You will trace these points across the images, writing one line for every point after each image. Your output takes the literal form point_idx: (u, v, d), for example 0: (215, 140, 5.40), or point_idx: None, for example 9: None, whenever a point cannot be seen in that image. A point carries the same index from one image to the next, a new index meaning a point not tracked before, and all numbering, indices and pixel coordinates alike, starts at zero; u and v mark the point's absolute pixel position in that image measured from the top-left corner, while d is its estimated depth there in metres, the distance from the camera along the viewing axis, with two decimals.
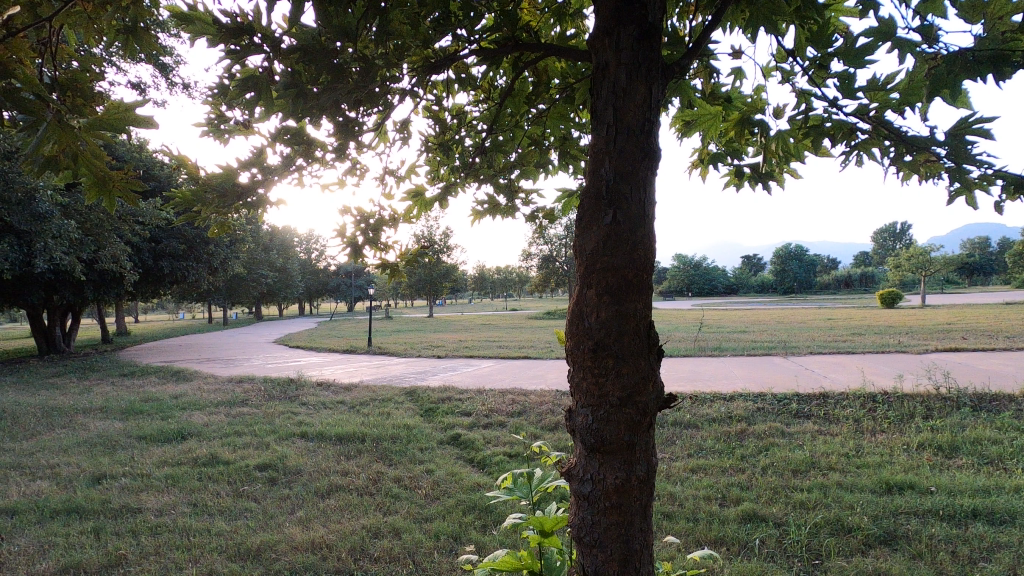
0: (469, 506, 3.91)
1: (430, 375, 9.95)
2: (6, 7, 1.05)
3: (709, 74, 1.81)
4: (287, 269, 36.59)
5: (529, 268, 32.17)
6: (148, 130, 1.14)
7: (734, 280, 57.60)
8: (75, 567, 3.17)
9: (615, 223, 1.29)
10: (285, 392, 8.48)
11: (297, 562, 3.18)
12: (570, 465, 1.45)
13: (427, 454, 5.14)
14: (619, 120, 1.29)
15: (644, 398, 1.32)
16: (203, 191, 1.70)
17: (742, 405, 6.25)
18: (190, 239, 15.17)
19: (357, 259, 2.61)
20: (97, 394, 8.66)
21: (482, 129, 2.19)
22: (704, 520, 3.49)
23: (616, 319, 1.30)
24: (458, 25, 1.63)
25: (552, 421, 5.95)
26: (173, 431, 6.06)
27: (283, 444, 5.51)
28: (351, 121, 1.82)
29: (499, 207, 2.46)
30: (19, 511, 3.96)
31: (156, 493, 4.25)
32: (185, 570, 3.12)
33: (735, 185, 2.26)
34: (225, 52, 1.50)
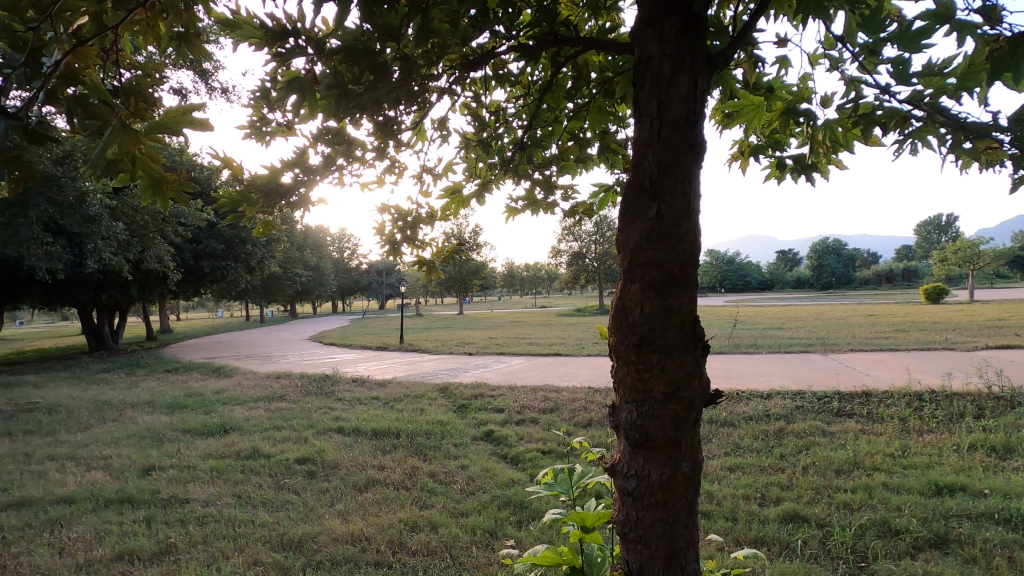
0: (504, 502, 3.93)
1: (461, 372, 10.02)
2: (78, 18, 1.11)
3: (753, 63, 1.76)
4: (320, 267, 37.31)
5: (558, 264, 32.06)
6: (203, 132, 1.19)
7: (769, 275, 56.27)
8: (129, 554, 3.32)
9: (660, 217, 1.28)
10: (321, 387, 8.67)
11: (337, 553, 3.25)
12: (614, 461, 1.44)
13: (461, 450, 5.19)
14: (662, 112, 1.28)
15: (690, 393, 1.30)
16: (248, 193, 1.75)
17: (780, 403, 6.11)
18: (229, 239, 15.63)
19: (394, 256, 2.64)
20: (144, 389, 9.02)
21: (519, 126, 2.19)
22: (744, 519, 3.43)
23: (660, 314, 1.29)
24: (497, 22, 1.64)
25: (585, 419, 5.92)
26: (216, 425, 6.26)
27: (321, 439, 5.64)
28: (391, 121, 1.85)
29: (536, 203, 2.46)
30: (76, 500, 4.16)
31: (203, 484, 4.41)
32: (232, 559, 3.23)
33: (777, 177, 2.20)
34: (271, 54, 1.54)
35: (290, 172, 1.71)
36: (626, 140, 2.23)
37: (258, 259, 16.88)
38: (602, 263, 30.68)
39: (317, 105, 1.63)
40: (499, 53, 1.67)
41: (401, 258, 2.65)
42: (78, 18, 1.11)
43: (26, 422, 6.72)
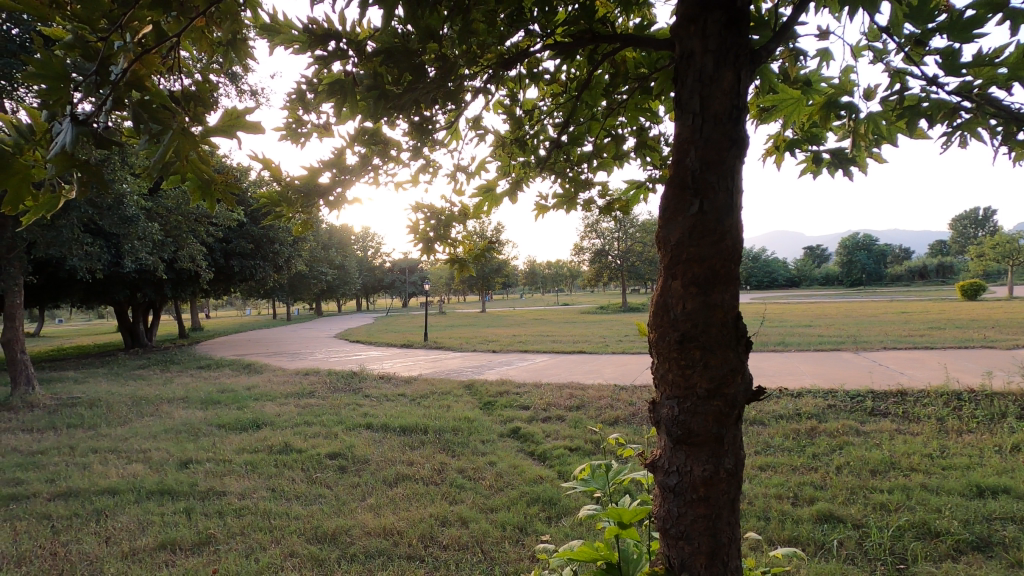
0: (533, 498, 3.95)
1: (486, 369, 10.07)
2: (142, 28, 1.16)
3: (791, 57, 1.74)
4: (345, 265, 37.87)
5: (581, 262, 31.89)
6: (257, 135, 1.23)
7: (796, 272, 55.17)
8: (171, 543, 3.43)
9: (702, 214, 1.28)
10: (349, 384, 8.82)
11: (370, 546, 3.31)
12: (654, 457, 1.44)
13: (488, 446, 5.23)
14: (705, 108, 1.27)
15: (732, 390, 1.29)
16: (288, 192, 1.79)
17: (811, 402, 6.00)
18: (257, 239, 15.96)
19: (427, 254, 2.67)
20: (179, 385, 9.28)
21: (553, 123, 2.20)
22: (777, 518, 3.39)
23: (702, 311, 1.28)
24: (532, 21, 1.65)
25: (611, 416, 5.91)
26: (248, 421, 6.41)
27: (351, 434, 5.74)
28: (426, 121, 1.89)
29: (568, 200, 2.47)
30: (119, 491, 4.31)
31: (238, 477, 4.53)
32: (269, 550, 3.31)
33: (812, 171, 2.17)
34: (314, 57, 1.57)
35: (329, 173, 1.75)
36: (660, 136, 2.22)
37: (286, 258, 17.20)
38: (624, 260, 30.46)
39: (356, 106, 1.66)
40: (534, 52, 1.68)
41: (434, 255, 2.68)
42: (142, 27, 1.16)
43: (69, 417, 6.98)
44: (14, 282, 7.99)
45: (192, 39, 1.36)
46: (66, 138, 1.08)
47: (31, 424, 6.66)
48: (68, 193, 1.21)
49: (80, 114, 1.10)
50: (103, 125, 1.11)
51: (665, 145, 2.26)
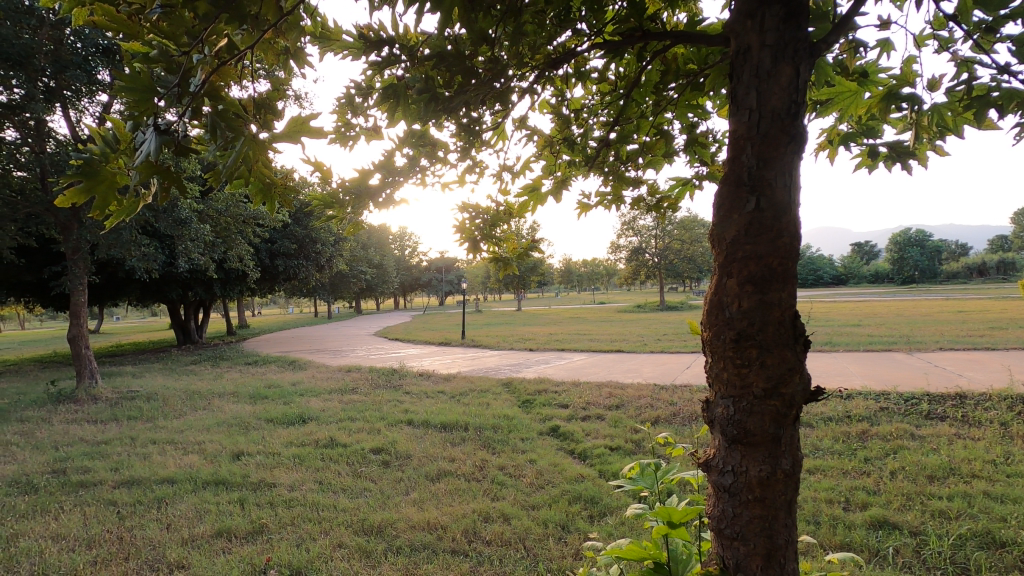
0: (574, 497, 3.95)
1: (523, 368, 10.10)
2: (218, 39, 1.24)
3: (848, 49, 1.70)
4: (383, 264, 38.54)
5: (617, 260, 31.55)
6: (319, 139, 1.30)
7: (843, 270, 53.13)
8: (227, 531, 3.59)
9: (758, 211, 1.26)
10: (389, 381, 8.99)
11: (415, 540, 3.38)
12: (708, 457, 1.44)
13: (528, 444, 5.25)
14: (762, 104, 1.26)
15: (790, 390, 1.27)
16: (340, 195, 1.83)
17: (862, 404, 5.79)
18: (301, 239, 16.43)
19: (472, 253, 2.71)
20: (228, 380, 9.65)
21: (599, 120, 2.20)
22: (828, 523, 3.30)
23: (759, 309, 1.27)
24: (580, 20, 1.65)
25: (652, 416, 5.84)
26: (295, 415, 6.62)
27: (393, 430, 5.86)
28: (474, 122, 1.92)
29: (613, 197, 2.45)
30: (177, 480, 4.53)
31: (287, 470, 4.69)
32: (319, 540, 3.42)
33: (867, 166, 2.10)
34: (368, 62, 1.62)
35: (379, 174, 1.79)
36: (709, 132, 2.19)
37: (327, 258, 17.66)
38: (662, 258, 29.92)
39: (407, 110, 1.70)
40: (581, 51, 1.68)
41: (478, 254, 2.71)
42: (218, 40, 1.23)
43: (129, 409, 7.36)
44: (78, 282, 8.40)
45: (258, 50, 1.42)
46: (149, 146, 1.15)
47: (95, 415, 7.06)
48: (148, 198, 1.29)
49: (161, 124, 1.18)
50: (182, 133, 1.19)
51: (713, 141, 2.23)
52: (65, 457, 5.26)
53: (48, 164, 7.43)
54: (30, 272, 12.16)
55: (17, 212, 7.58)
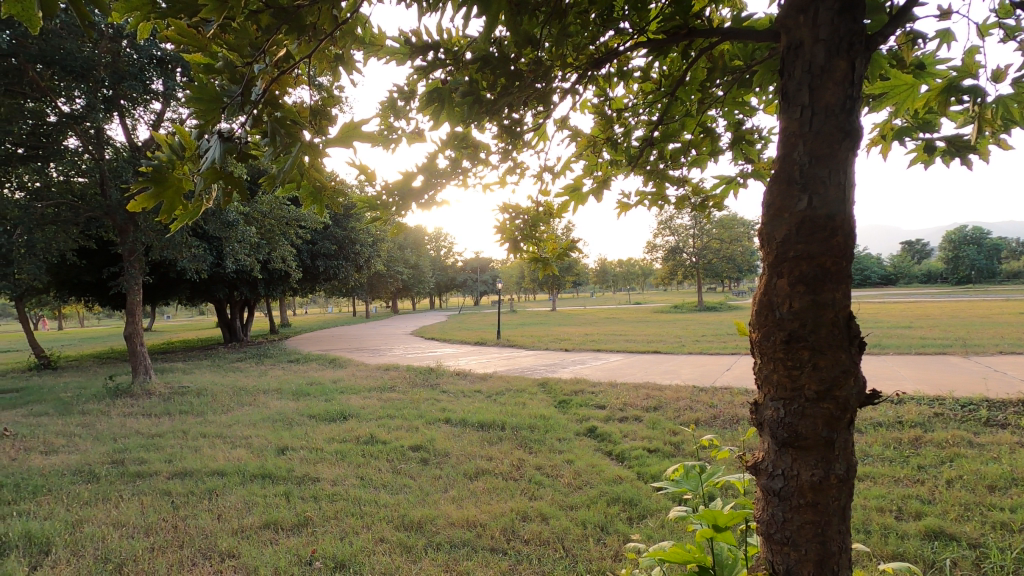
0: (612, 498, 3.93)
1: (559, 368, 10.08)
2: (276, 50, 1.30)
3: (904, 40, 1.63)
4: (419, 265, 39.08)
5: (653, 260, 31.12)
6: (369, 142, 1.35)
7: (893, 270, 50.99)
8: (274, 523, 3.71)
9: (811, 209, 1.23)
10: (427, 380, 9.12)
11: (455, 536, 3.42)
12: (757, 460, 1.41)
13: (565, 444, 5.24)
14: (814, 99, 1.23)
15: (844, 393, 1.23)
16: (384, 198, 1.84)
17: (915, 409, 5.55)
18: (340, 240, 16.81)
19: (512, 253, 2.72)
20: (273, 377, 9.98)
21: (643, 118, 2.19)
22: (879, 533, 3.18)
23: (811, 310, 1.24)
24: (623, 20, 1.65)
25: (691, 419, 5.75)
26: (336, 412, 6.79)
27: (430, 428, 5.95)
28: (516, 123, 1.94)
29: (655, 196, 2.43)
30: (227, 473, 4.71)
31: (330, 465, 4.82)
32: (361, 534, 3.50)
33: (923, 161, 2.02)
34: (414, 67, 1.65)
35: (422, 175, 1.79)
36: (754, 128, 2.15)
37: (366, 258, 18.02)
38: (701, 258, 29.29)
39: (451, 112, 1.74)
40: (623, 50, 1.68)
41: (518, 254, 2.72)
42: (278, 49, 1.29)
43: (181, 404, 7.70)
44: (134, 281, 8.79)
45: (312, 59, 1.47)
46: (214, 153, 1.22)
47: (149, 409, 7.40)
48: (210, 202, 1.36)
49: (223, 132, 1.25)
50: (243, 140, 1.25)
51: (759, 138, 2.19)
52: (124, 448, 5.54)
53: (108, 171, 7.87)
54: (90, 272, 12.84)
55: (80, 216, 8.04)
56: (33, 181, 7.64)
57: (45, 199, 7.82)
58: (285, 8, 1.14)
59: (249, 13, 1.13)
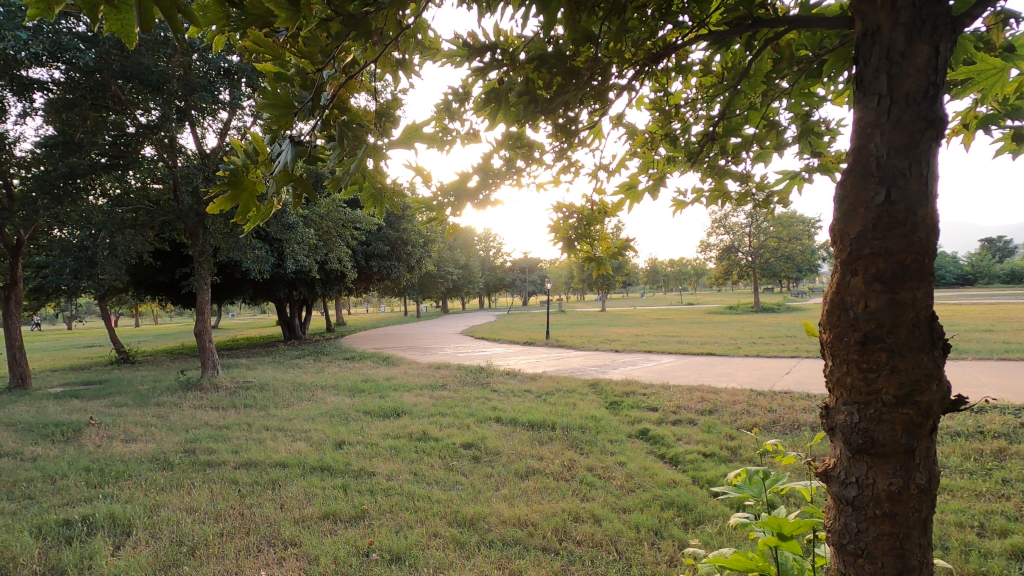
0: (666, 502, 3.85)
1: (609, 369, 9.96)
2: (344, 56, 1.35)
3: (996, 23, 1.51)
4: (469, 265, 39.54)
5: (707, 259, 30.29)
6: (426, 142, 1.38)
7: (970, 269, 47.63)
8: (332, 514, 3.84)
9: (889, 203, 1.17)
10: (477, 378, 9.22)
11: (507, 535, 3.44)
12: (828, 466, 1.35)
13: (617, 446, 5.17)
14: (894, 87, 1.16)
15: (926, 398, 1.16)
16: (442, 199, 1.84)
17: (998, 419, 5.16)
18: (393, 241, 17.22)
19: (566, 253, 2.72)
20: (330, 374, 10.34)
21: (702, 112, 2.14)
22: (959, 550, 2.97)
23: (890, 310, 1.17)
24: (683, 13, 1.61)
25: (749, 424, 5.56)
26: (390, 409, 6.97)
27: (482, 427, 6.00)
28: (571, 122, 1.93)
29: (713, 193, 2.37)
30: (288, 464, 4.91)
31: (385, 460, 4.94)
32: (415, 529, 3.57)
33: (1011, 151, 1.88)
34: (470, 68, 1.66)
35: (477, 176, 1.79)
36: (821, 119, 2.06)
37: (417, 259, 18.38)
38: (757, 258, 28.26)
39: (507, 112, 1.75)
40: (682, 44, 1.64)
41: (572, 254, 2.71)
42: (347, 54, 1.34)
43: (245, 398, 8.10)
44: (203, 281, 9.29)
45: (376, 65, 1.52)
46: (287, 157, 1.28)
47: (218, 402, 7.83)
48: (280, 203, 1.42)
49: (295, 137, 1.31)
50: (311, 145, 1.31)
51: (827, 130, 2.09)
52: (195, 439, 5.88)
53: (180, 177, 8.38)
54: (164, 272, 13.69)
55: (155, 219, 8.74)
56: (114, 188, 8.25)
57: (125, 204, 8.47)
58: (354, 15, 1.18)
59: (321, 23, 1.18)
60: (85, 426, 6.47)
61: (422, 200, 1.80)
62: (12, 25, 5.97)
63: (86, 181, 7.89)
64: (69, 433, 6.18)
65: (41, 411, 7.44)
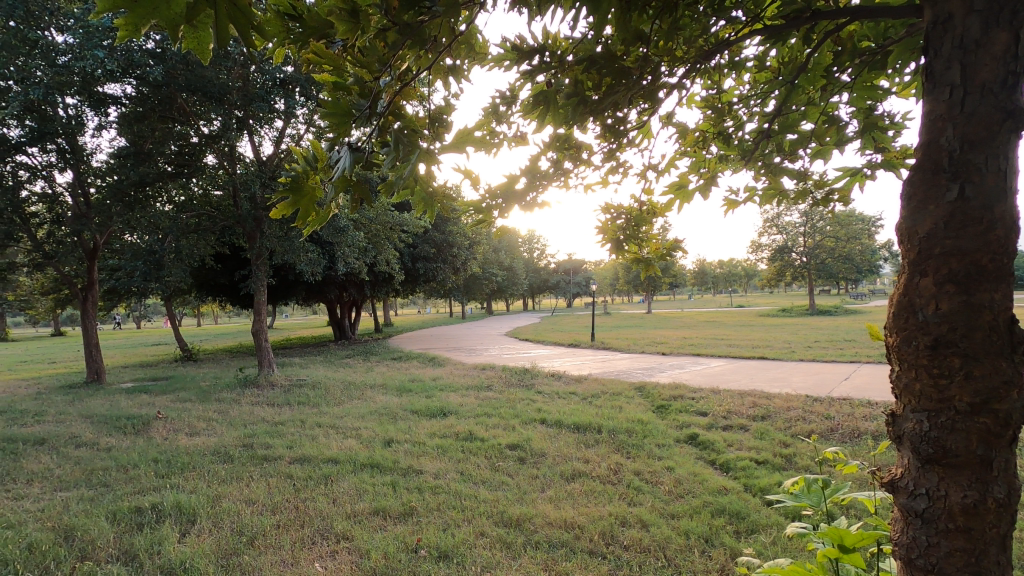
0: (717, 509, 3.75)
1: (657, 372, 9.79)
2: (399, 64, 1.39)
3: None
4: (513, 267, 39.68)
5: (758, 259, 29.32)
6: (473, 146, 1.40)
7: None
8: (383, 510, 3.93)
9: (963, 200, 1.11)
10: (522, 380, 9.24)
11: (553, 536, 3.43)
12: (893, 476, 1.29)
13: (665, 450, 5.07)
14: (967, 78, 1.11)
15: (1006, 407, 1.09)
16: (492, 200, 1.86)
17: None
18: (439, 243, 17.49)
19: (613, 254, 2.69)
20: (378, 373, 10.59)
21: (757, 105, 2.08)
22: None
23: (964, 312, 1.11)
24: (736, 8, 1.57)
25: (805, 431, 5.34)
26: (436, 408, 7.09)
27: (527, 428, 6.01)
28: (620, 121, 1.91)
29: (766, 191, 2.29)
30: (339, 460, 5.07)
31: (432, 459, 5.02)
32: (463, 527, 3.62)
33: None
34: (520, 71, 1.67)
35: (525, 178, 1.80)
36: (885, 112, 1.97)
37: (462, 261, 18.59)
38: (812, 258, 27.14)
39: (556, 114, 1.75)
40: (735, 41, 1.60)
41: (619, 255, 2.68)
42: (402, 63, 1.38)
43: (298, 395, 8.41)
44: (260, 283, 9.69)
45: (428, 72, 1.55)
46: (344, 162, 1.34)
47: (273, 399, 8.15)
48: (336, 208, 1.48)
49: (352, 143, 1.36)
50: (368, 151, 1.35)
51: (892, 124, 2.00)
52: (252, 434, 6.14)
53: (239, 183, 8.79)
54: (223, 274, 14.39)
55: (217, 224, 9.18)
56: (179, 195, 8.80)
57: (189, 210, 8.94)
58: (410, 24, 1.21)
59: (378, 32, 1.22)
60: (153, 419, 6.87)
61: (470, 202, 1.83)
62: (91, 45, 6.38)
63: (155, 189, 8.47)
64: (139, 425, 6.57)
65: (114, 405, 7.96)
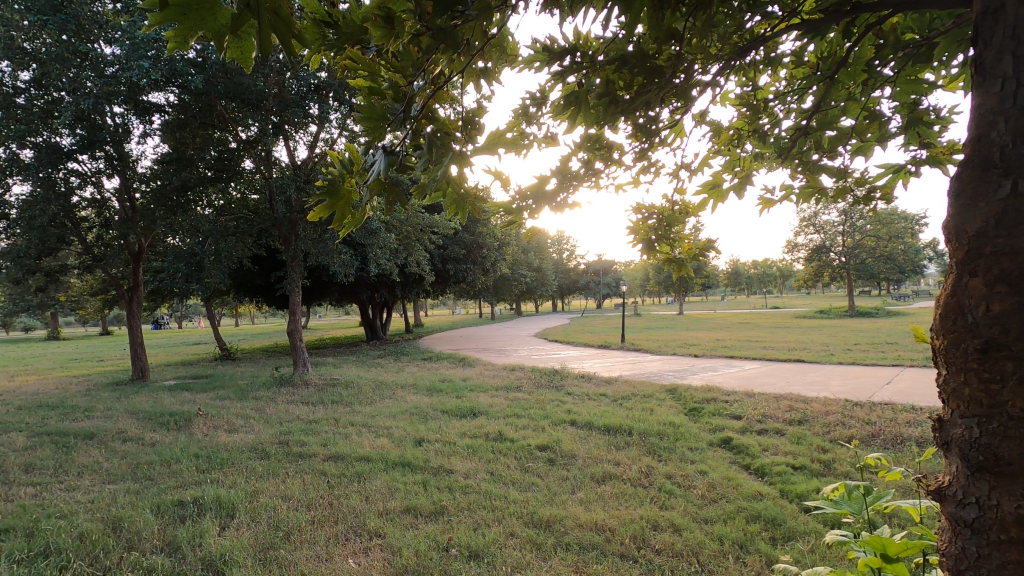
0: (752, 515, 3.66)
1: (689, 374, 9.63)
2: (431, 68, 1.40)
3: None
4: (543, 269, 39.55)
5: (795, 259, 28.53)
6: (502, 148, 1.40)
7: None
8: (414, 509, 3.98)
9: (1016, 197, 1.06)
10: (552, 381, 9.22)
11: (584, 539, 3.42)
12: (942, 484, 1.25)
13: (698, 454, 4.99)
14: (1020, 69, 1.06)
15: None
16: (522, 201, 1.87)
17: None
18: (468, 244, 17.60)
19: (645, 254, 2.67)
20: (409, 373, 10.71)
21: (794, 101, 2.03)
22: None
23: (1017, 313, 1.05)
24: (771, 3, 1.53)
25: (845, 436, 5.18)
26: (467, 409, 7.13)
27: (557, 429, 5.99)
28: (652, 120, 1.89)
29: (803, 188, 2.24)
30: (372, 458, 5.15)
31: (462, 459, 5.05)
32: (493, 527, 3.63)
33: None
34: (550, 72, 1.67)
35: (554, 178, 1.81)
36: (930, 105, 1.90)
37: (492, 262, 18.66)
38: (852, 258, 26.25)
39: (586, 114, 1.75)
40: (770, 35, 1.56)
41: (651, 255, 2.65)
42: (435, 67, 1.40)
43: (332, 394, 8.58)
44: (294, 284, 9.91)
45: (461, 76, 1.57)
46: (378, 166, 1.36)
47: (308, 398, 8.34)
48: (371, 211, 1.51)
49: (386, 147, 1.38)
50: (401, 154, 1.37)
51: (937, 119, 1.92)
52: (288, 431, 6.29)
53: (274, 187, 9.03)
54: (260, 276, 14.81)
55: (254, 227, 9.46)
56: (218, 199, 9.31)
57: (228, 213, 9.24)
58: (443, 28, 1.23)
59: (411, 36, 1.24)
60: (194, 416, 7.10)
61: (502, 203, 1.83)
62: (137, 56, 6.64)
63: (195, 195, 8.93)
64: (181, 422, 6.80)
65: (158, 402, 8.26)
